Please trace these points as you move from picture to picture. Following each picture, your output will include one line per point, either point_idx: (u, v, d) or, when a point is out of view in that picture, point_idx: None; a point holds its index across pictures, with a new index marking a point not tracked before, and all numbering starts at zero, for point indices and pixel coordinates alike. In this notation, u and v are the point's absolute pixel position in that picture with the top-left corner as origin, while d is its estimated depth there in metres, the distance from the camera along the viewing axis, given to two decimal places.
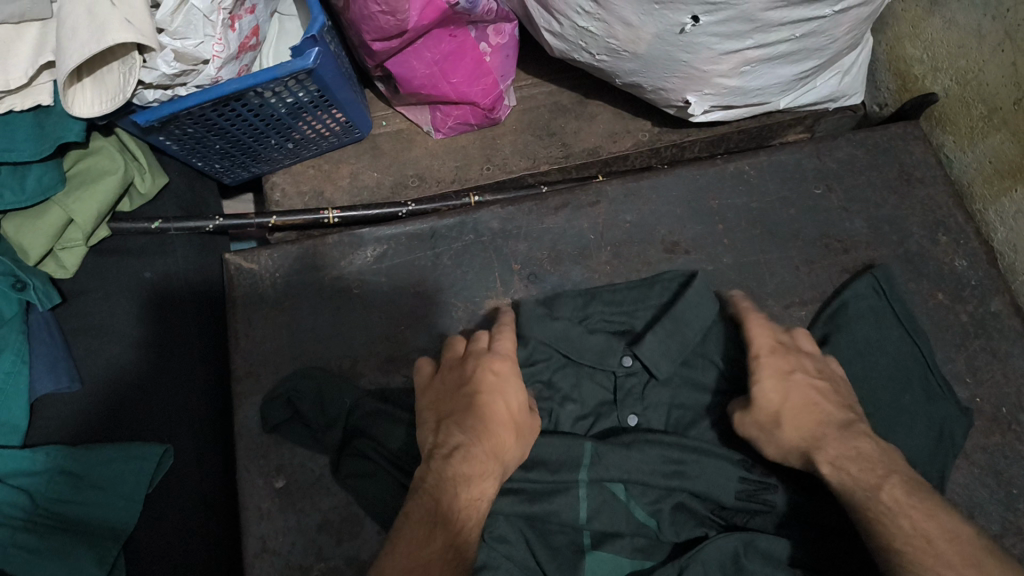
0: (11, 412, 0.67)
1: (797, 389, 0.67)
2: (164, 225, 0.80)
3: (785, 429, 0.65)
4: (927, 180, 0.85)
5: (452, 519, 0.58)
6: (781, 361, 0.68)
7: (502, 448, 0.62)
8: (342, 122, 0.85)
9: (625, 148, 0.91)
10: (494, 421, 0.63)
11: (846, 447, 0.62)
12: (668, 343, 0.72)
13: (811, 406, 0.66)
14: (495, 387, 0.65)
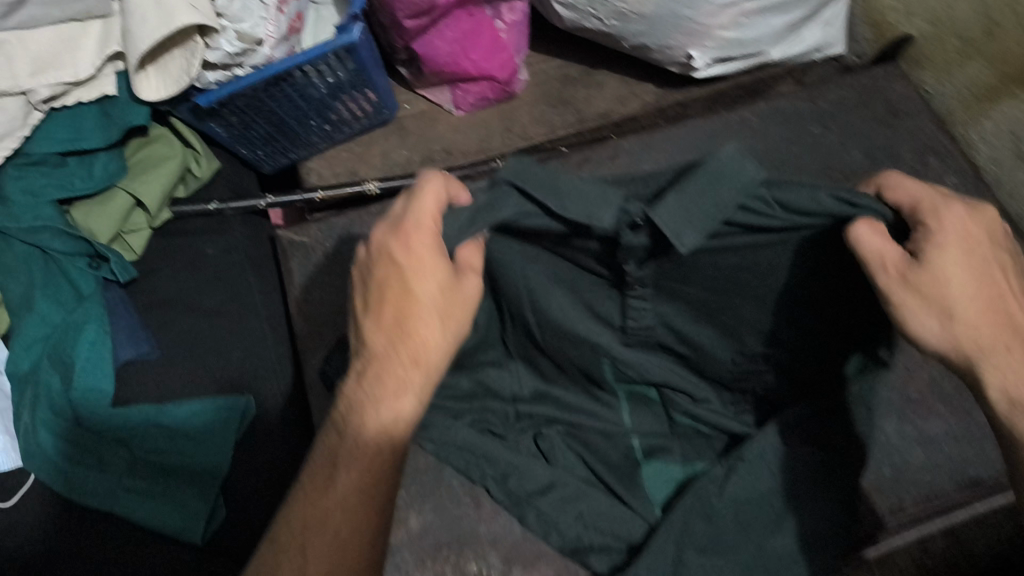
0: (97, 378, 0.73)
1: (976, 270, 0.56)
2: (220, 206, 0.85)
3: (961, 318, 0.56)
4: (914, 111, 0.93)
5: (362, 451, 0.56)
6: (965, 231, 0.55)
7: (422, 347, 0.56)
8: (373, 103, 0.92)
9: (633, 109, 0.98)
10: (412, 315, 0.56)
11: (1016, 359, 0.57)
12: (692, 202, 0.52)
13: (981, 286, 0.56)
14: (414, 270, 0.55)
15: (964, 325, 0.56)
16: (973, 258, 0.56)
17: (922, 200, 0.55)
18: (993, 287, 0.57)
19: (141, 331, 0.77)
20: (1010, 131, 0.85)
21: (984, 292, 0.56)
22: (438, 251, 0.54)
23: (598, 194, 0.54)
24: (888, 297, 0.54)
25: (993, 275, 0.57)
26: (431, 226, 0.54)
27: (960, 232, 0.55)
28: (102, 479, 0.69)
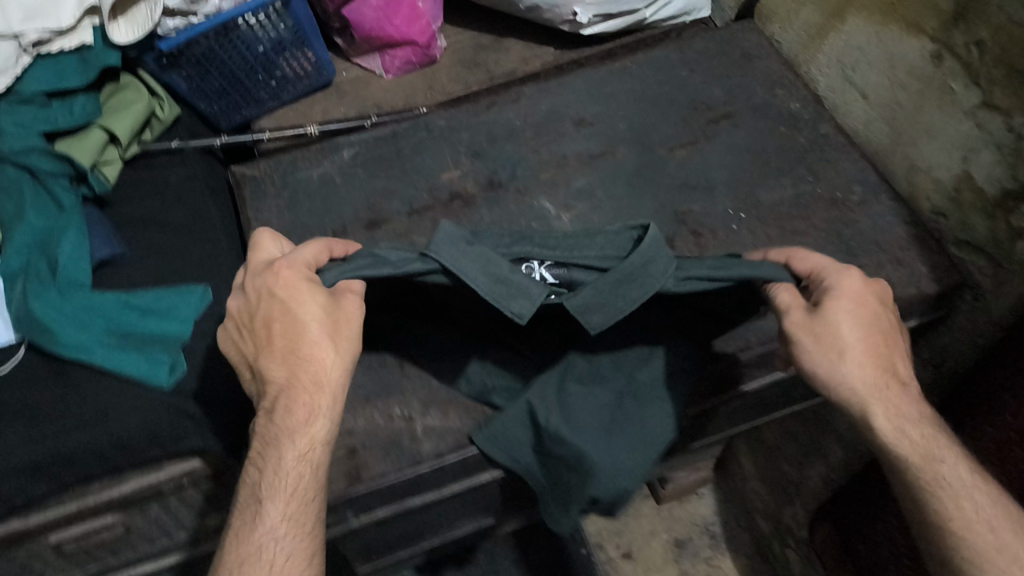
0: (77, 271, 0.86)
1: (870, 333, 0.72)
2: (181, 143, 1.01)
3: (851, 362, 0.71)
4: (764, 55, 1.11)
5: (285, 471, 0.68)
6: (858, 301, 0.72)
7: (320, 369, 0.68)
8: (313, 62, 1.09)
9: (534, 67, 1.15)
10: (302, 345, 0.68)
11: (897, 406, 0.72)
12: (600, 292, 0.71)
13: (874, 346, 0.72)
14: (291, 300, 0.68)
15: (852, 372, 0.71)
16: (869, 317, 0.72)
17: (827, 272, 0.74)
18: (882, 343, 0.72)
19: (112, 238, 0.92)
20: (838, 60, 1.03)
21: (878, 347, 0.72)
22: (313, 284, 0.69)
23: (522, 289, 0.70)
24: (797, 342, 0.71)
25: (886, 342, 0.73)
26: (302, 267, 0.71)
27: (858, 297, 0.72)
28: (81, 337, 0.81)
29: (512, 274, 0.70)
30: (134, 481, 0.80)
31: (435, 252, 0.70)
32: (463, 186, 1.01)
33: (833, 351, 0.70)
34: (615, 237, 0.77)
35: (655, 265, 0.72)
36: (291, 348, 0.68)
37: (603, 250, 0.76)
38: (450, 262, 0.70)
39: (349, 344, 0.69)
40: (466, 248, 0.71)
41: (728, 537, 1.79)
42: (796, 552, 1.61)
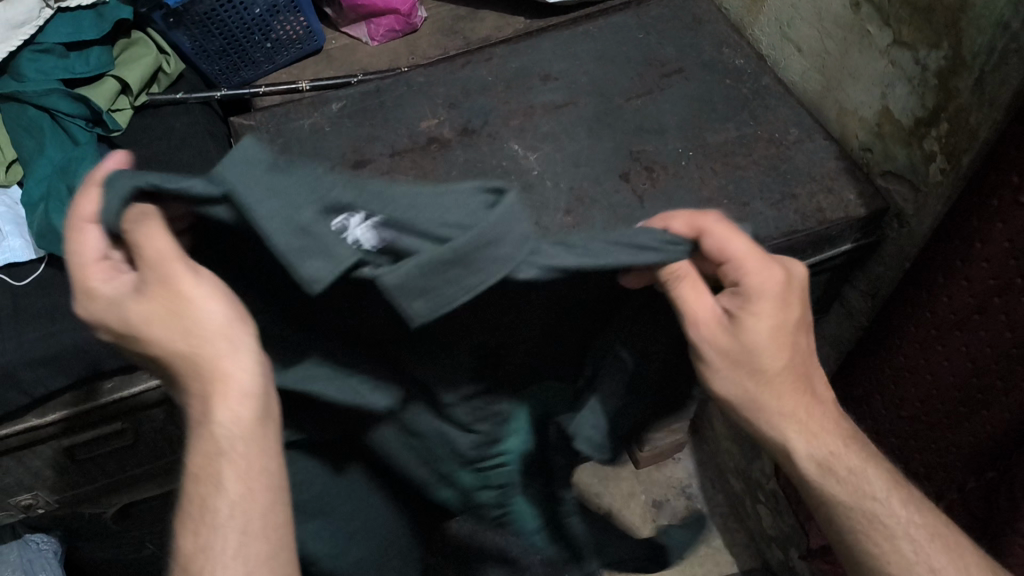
0: (92, 196, 0.96)
1: (784, 335, 0.71)
2: (185, 96, 1.11)
3: (764, 351, 0.71)
4: (712, 20, 1.23)
5: (211, 459, 0.61)
6: (772, 302, 0.70)
7: (192, 353, 0.61)
8: (304, 28, 1.21)
9: (506, 33, 1.27)
10: (157, 341, 0.61)
11: (792, 407, 0.75)
12: (422, 276, 0.53)
13: (788, 353, 0.72)
14: (114, 312, 0.61)
15: (776, 397, 0.74)
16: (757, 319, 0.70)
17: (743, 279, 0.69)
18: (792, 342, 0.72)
19: (124, 172, 1.01)
20: (777, 19, 1.15)
21: (789, 349, 0.72)
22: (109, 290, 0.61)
23: (319, 245, 0.53)
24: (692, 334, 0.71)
25: (795, 341, 0.72)
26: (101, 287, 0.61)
27: (776, 294, 0.70)
28: None
29: (310, 214, 0.54)
30: (144, 382, 0.90)
31: (229, 177, 0.53)
32: (440, 132, 1.12)
33: (747, 371, 0.72)
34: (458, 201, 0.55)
35: (502, 244, 0.54)
36: (197, 321, 0.60)
37: (427, 224, 0.54)
38: (250, 191, 0.52)
39: (182, 299, 0.59)
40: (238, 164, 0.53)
41: (706, 498, 1.80)
42: (766, 507, 1.59)
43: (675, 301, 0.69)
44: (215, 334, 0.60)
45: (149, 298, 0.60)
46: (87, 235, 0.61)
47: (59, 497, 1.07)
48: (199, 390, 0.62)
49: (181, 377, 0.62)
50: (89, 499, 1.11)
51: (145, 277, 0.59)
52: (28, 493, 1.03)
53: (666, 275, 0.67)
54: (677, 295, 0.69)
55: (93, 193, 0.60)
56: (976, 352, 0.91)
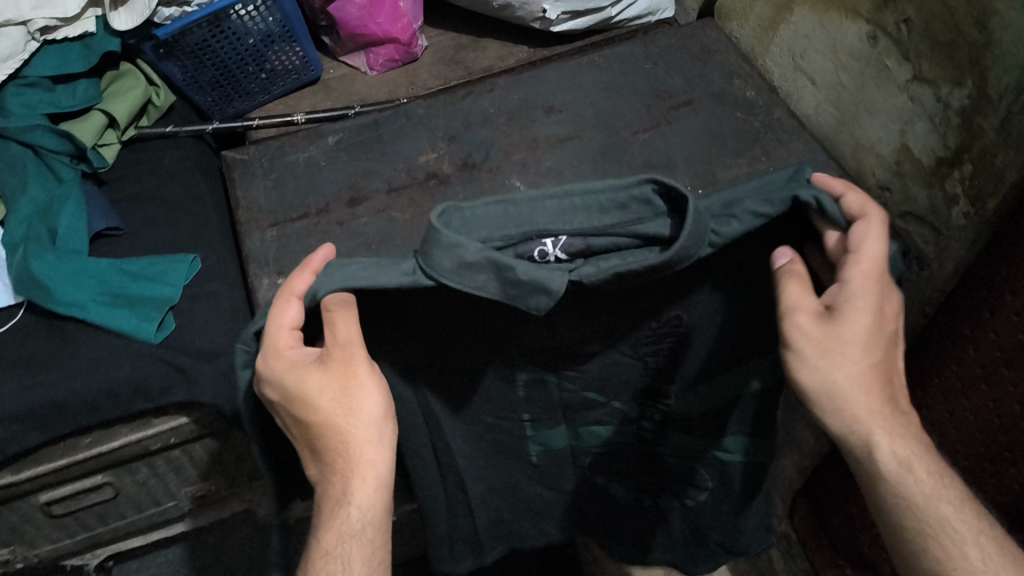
0: (75, 238, 0.92)
1: (870, 332, 0.67)
2: (175, 129, 1.08)
3: (856, 353, 0.68)
4: (722, 48, 1.19)
5: (347, 528, 0.71)
6: (877, 296, 0.66)
7: (349, 440, 0.71)
8: (301, 58, 1.17)
9: (509, 64, 1.24)
10: (323, 420, 0.70)
11: (896, 421, 0.70)
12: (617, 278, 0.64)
13: (870, 350, 0.68)
14: (297, 383, 0.67)
15: (856, 391, 0.69)
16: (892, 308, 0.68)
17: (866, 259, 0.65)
18: (888, 342, 0.70)
19: (109, 211, 0.97)
20: (789, 49, 1.11)
21: (876, 342, 0.68)
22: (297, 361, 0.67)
23: (619, 201, 0.64)
24: (790, 339, 0.67)
25: (882, 338, 0.69)
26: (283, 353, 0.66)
27: (876, 291, 0.66)
28: (77, 293, 0.86)
29: (500, 283, 0.62)
30: (126, 436, 0.86)
31: (439, 272, 0.61)
32: (439, 167, 1.08)
33: (836, 366, 0.68)
34: (605, 196, 0.64)
35: (694, 244, 0.62)
36: (349, 404, 0.69)
37: (626, 211, 0.64)
38: (454, 277, 0.62)
39: (358, 399, 0.69)
40: (470, 259, 0.61)
41: None
42: (776, 549, 1.53)
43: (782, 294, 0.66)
44: (373, 422, 0.71)
45: (325, 372, 0.68)
46: (288, 309, 0.67)
47: (38, 551, 1.00)
48: (341, 466, 0.71)
49: (325, 455, 0.71)
50: (70, 552, 1.03)
51: (327, 359, 0.67)
52: (3, 548, 0.96)
53: (783, 270, 0.66)
54: (790, 295, 0.65)
55: (305, 279, 0.69)
56: (1005, 408, 0.85)
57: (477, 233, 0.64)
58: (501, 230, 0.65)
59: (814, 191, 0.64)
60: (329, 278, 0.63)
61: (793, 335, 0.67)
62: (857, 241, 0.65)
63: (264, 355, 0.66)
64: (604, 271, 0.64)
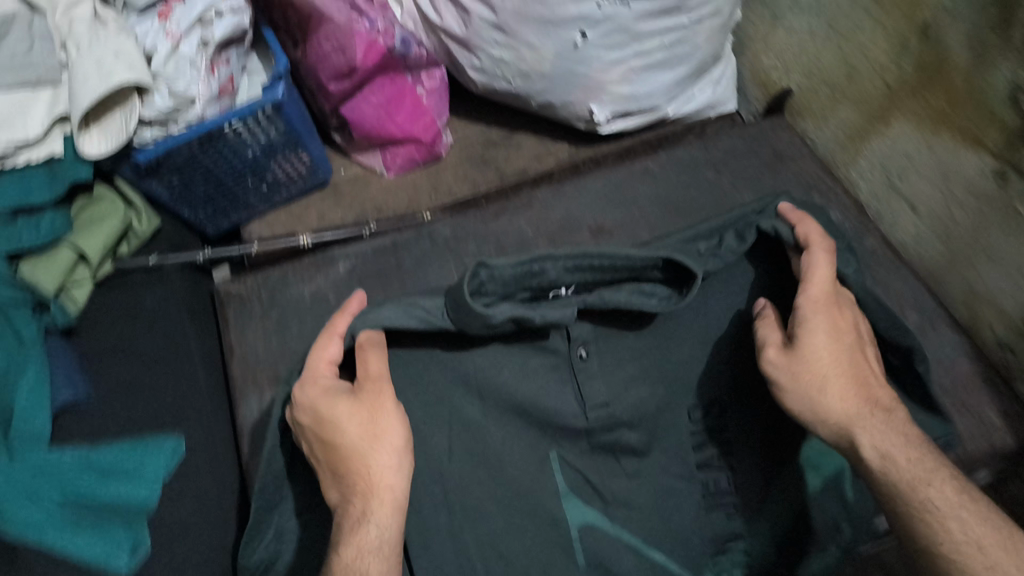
0: (35, 420, 0.76)
1: (831, 348, 0.74)
2: (159, 260, 0.92)
3: (831, 392, 0.73)
4: (797, 156, 1.03)
5: (357, 554, 0.64)
6: (832, 309, 0.75)
7: (366, 465, 0.68)
8: (307, 163, 1.00)
9: (548, 167, 1.08)
10: (347, 446, 0.68)
11: (888, 432, 0.71)
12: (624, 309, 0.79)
13: (839, 359, 0.74)
14: (329, 409, 0.69)
15: (830, 400, 0.73)
16: (846, 319, 0.76)
17: (813, 287, 0.75)
18: (868, 374, 0.75)
19: (78, 378, 0.81)
20: (882, 165, 0.95)
21: (846, 350, 0.74)
22: (334, 391, 0.70)
23: (633, 257, 0.79)
24: (771, 374, 0.75)
25: (853, 350, 0.75)
26: (321, 378, 0.71)
27: (826, 308, 0.75)
28: (32, 509, 0.71)
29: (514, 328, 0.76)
30: None
31: (465, 327, 0.75)
32: None
33: (816, 393, 0.73)
34: (625, 258, 0.78)
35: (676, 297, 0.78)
36: (374, 411, 0.70)
37: (630, 257, 0.78)
38: (473, 327, 0.75)
39: (385, 423, 0.69)
40: (497, 320, 0.74)
41: None
42: None
43: (761, 340, 0.77)
44: (394, 450, 0.69)
45: (355, 401, 0.70)
46: (331, 346, 0.73)
47: None
48: (360, 491, 0.67)
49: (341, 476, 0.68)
50: None
51: (359, 389, 0.70)
52: None
53: (760, 315, 0.79)
54: (769, 338, 0.77)
55: (346, 318, 0.75)
56: None
57: (488, 284, 0.77)
58: (535, 274, 0.78)
59: (775, 221, 0.83)
60: (365, 318, 0.74)
61: (771, 372, 0.75)
62: (807, 266, 0.77)
63: (303, 386, 0.71)
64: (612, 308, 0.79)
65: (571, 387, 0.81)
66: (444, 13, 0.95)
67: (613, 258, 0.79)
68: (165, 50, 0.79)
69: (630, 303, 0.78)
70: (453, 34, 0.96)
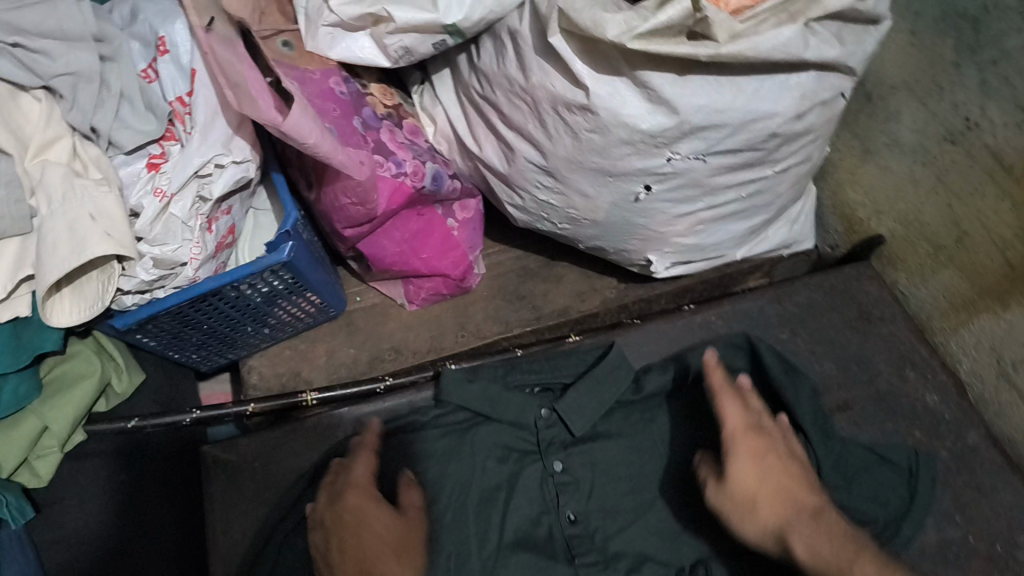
0: None
1: (760, 475, 0.68)
2: (140, 422, 0.78)
3: (763, 508, 0.67)
4: (886, 317, 0.89)
5: None
6: (752, 433, 0.70)
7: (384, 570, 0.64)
8: (317, 303, 0.87)
9: (593, 306, 0.95)
10: (373, 543, 0.66)
11: (820, 529, 0.65)
12: (586, 399, 0.78)
13: (772, 479, 0.68)
14: (362, 517, 0.67)
15: (764, 516, 0.67)
16: (769, 436, 0.71)
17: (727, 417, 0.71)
18: (798, 488, 0.68)
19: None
20: (990, 346, 0.80)
21: (778, 470, 0.69)
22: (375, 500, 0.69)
23: (570, 362, 0.82)
24: (722, 515, 0.68)
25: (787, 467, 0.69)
26: (364, 487, 0.70)
27: (742, 437, 0.70)
28: None
29: (482, 394, 0.78)
30: None
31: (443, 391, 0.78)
32: None
33: (749, 514, 0.67)
34: (584, 353, 0.83)
35: (620, 371, 0.79)
36: (404, 519, 0.69)
37: (568, 367, 0.81)
38: (455, 393, 0.78)
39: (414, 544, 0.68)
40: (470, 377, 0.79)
41: None
42: None
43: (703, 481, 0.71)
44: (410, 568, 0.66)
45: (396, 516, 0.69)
46: (364, 461, 0.72)
47: None
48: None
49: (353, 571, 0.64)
50: None
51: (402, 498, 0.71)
52: None
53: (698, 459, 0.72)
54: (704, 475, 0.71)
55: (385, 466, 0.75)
56: None
57: (477, 372, 0.81)
58: (512, 377, 0.81)
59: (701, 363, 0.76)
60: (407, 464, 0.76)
61: (721, 512, 0.68)
62: (717, 397, 0.72)
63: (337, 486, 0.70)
64: (600, 408, 0.78)
65: (560, 547, 0.73)
66: (485, 144, 0.81)
67: (550, 352, 0.84)
68: (152, 210, 0.66)
69: (621, 382, 0.79)
70: (494, 169, 0.82)
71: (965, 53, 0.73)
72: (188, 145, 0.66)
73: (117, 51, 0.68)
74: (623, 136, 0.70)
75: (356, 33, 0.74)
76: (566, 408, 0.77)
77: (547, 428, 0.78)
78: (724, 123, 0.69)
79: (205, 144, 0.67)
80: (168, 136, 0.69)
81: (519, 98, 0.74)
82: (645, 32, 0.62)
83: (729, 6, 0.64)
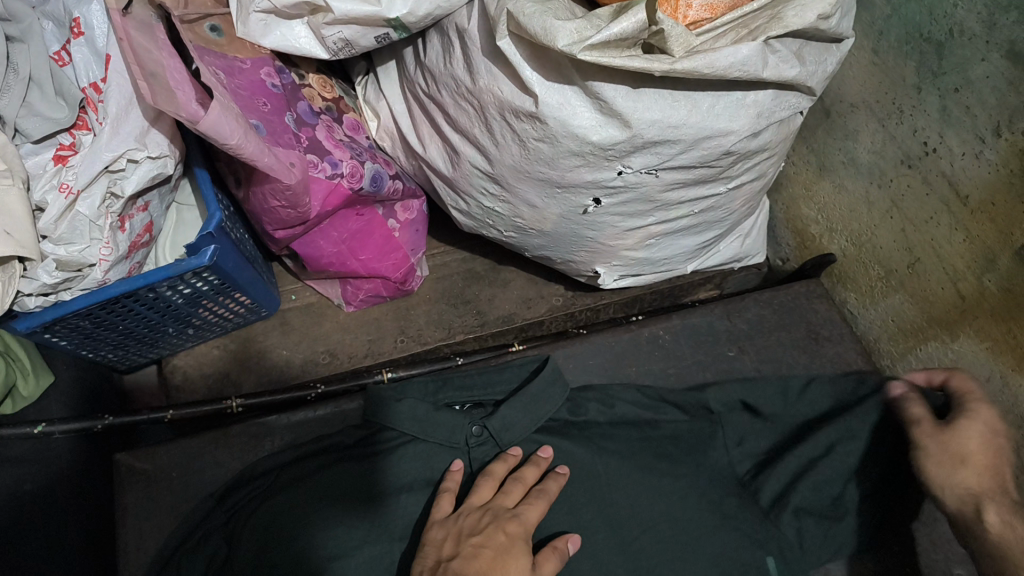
0: None
1: (985, 438, 0.68)
2: (48, 428, 0.71)
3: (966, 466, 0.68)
4: (834, 337, 0.89)
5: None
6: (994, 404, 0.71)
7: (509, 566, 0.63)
8: (247, 304, 0.83)
9: (540, 314, 0.92)
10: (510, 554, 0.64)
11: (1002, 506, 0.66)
12: (518, 416, 0.74)
13: (995, 454, 0.68)
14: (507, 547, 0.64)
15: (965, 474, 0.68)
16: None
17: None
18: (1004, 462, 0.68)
19: None
20: None
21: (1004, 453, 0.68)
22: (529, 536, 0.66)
23: (501, 379, 0.79)
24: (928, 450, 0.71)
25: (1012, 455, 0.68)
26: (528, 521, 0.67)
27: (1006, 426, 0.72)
28: None
29: (410, 415, 0.73)
30: None
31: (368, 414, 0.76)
32: None
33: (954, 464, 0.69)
34: (518, 368, 0.80)
35: (552, 394, 0.76)
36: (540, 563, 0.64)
37: (498, 385, 0.79)
38: (381, 411, 0.74)
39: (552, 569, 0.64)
40: (395, 395, 0.75)
41: None
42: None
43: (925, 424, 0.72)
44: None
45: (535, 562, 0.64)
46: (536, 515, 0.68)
47: None
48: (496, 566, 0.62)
49: (519, 554, 0.64)
50: None
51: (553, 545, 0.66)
52: None
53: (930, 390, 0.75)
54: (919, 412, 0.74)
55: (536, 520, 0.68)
56: None
57: (407, 390, 0.77)
58: (443, 396, 0.77)
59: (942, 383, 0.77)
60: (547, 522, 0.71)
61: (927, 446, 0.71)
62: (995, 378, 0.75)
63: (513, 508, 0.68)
64: (532, 424, 0.75)
65: None
66: (429, 143, 0.77)
67: (482, 366, 0.82)
68: (56, 207, 0.61)
69: (556, 399, 0.76)
70: (438, 171, 0.78)
71: (927, 76, 0.71)
72: (96, 139, 0.61)
73: (26, 31, 0.62)
74: (573, 147, 0.66)
75: (291, 21, 0.69)
76: (496, 422, 0.74)
77: (479, 447, 0.74)
78: (678, 139, 0.66)
79: (116, 138, 0.61)
80: (80, 125, 0.63)
81: (466, 100, 0.69)
82: (597, 42, 0.58)
83: (687, 19, 0.64)
